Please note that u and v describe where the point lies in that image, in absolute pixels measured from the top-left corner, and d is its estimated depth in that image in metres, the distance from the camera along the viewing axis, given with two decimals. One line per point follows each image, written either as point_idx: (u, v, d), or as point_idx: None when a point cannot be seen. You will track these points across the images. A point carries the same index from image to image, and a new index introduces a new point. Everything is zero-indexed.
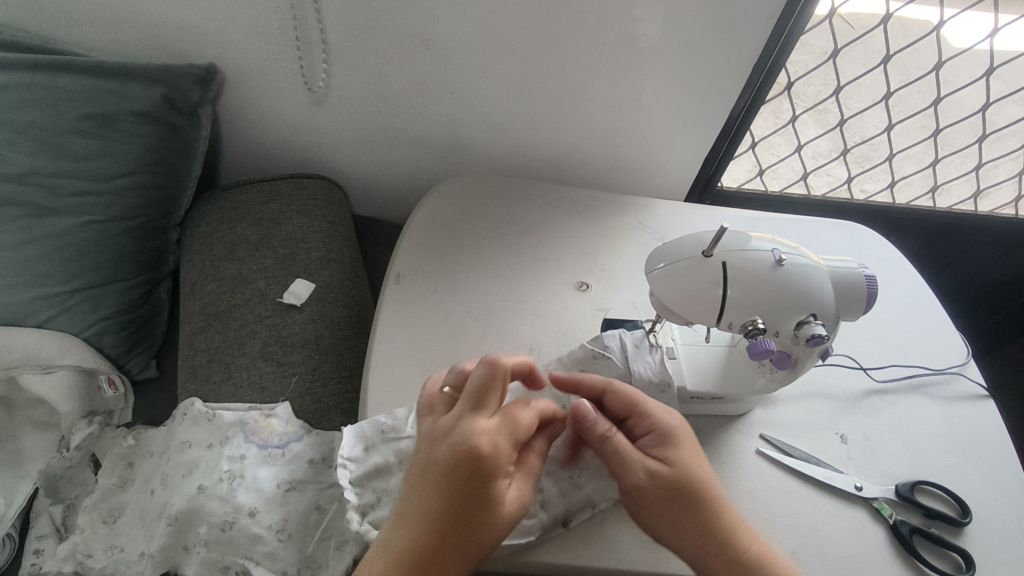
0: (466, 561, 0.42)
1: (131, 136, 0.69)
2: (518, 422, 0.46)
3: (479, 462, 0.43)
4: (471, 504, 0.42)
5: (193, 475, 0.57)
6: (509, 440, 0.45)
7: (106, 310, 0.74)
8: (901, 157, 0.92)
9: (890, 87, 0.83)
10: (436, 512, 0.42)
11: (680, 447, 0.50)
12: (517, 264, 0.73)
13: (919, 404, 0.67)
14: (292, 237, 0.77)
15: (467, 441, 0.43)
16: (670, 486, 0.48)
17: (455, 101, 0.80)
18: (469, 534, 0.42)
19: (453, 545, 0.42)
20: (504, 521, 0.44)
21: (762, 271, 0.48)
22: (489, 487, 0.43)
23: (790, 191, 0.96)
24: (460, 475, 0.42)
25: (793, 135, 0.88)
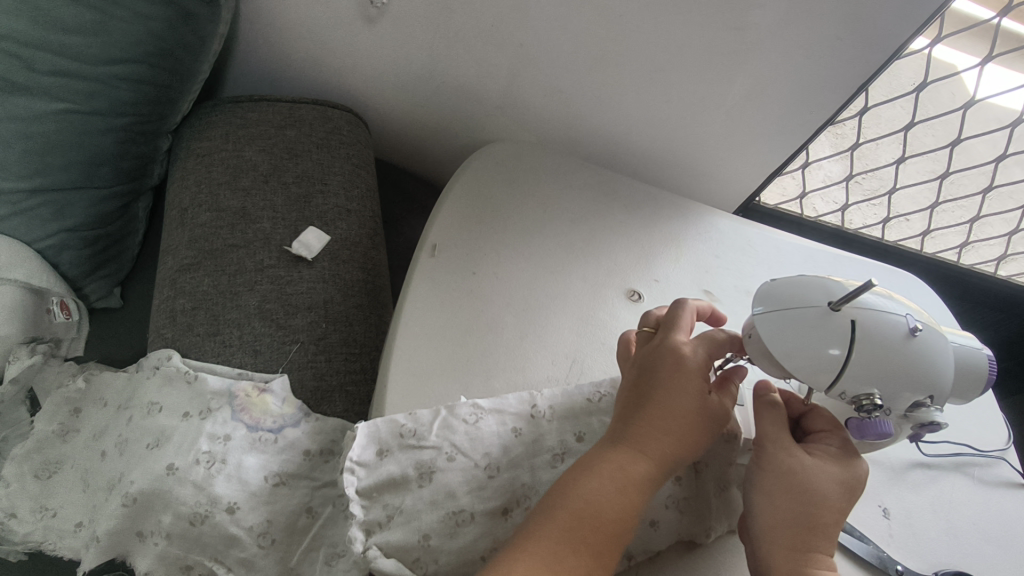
0: (665, 452, 0.42)
1: (135, 16, 0.54)
2: (715, 338, 0.46)
3: (679, 361, 0.44)
4: (670, 394, 0.43)
5: (162, 449, 0.47)
6: (706, 348, 0.46)
7: (69, 221, 0.62)
8: (945, 209, 0.82)
9: (964, 132, 0.74)
10: (644, 401, 0.44)
11: (846, 473, 0.45)
12: (564, 254, 0.65)
13: (962, 485, 0.63)
14: (308, 174, 0.65)
15: (673, 345, 0.45)
16: (804, 480, 0.44)
17: (521, 54, 0.69)
18: (675, 428, 0.43)
19: (658, 429, 0.42)
20: (706, 422, 0.43)
21: (894, 340, 0.41)
22: (680, 388, 0.43)
23: (827, 219, 0.88)
24: (665, 373, 0.44)
25: (848, 163, 0.79)
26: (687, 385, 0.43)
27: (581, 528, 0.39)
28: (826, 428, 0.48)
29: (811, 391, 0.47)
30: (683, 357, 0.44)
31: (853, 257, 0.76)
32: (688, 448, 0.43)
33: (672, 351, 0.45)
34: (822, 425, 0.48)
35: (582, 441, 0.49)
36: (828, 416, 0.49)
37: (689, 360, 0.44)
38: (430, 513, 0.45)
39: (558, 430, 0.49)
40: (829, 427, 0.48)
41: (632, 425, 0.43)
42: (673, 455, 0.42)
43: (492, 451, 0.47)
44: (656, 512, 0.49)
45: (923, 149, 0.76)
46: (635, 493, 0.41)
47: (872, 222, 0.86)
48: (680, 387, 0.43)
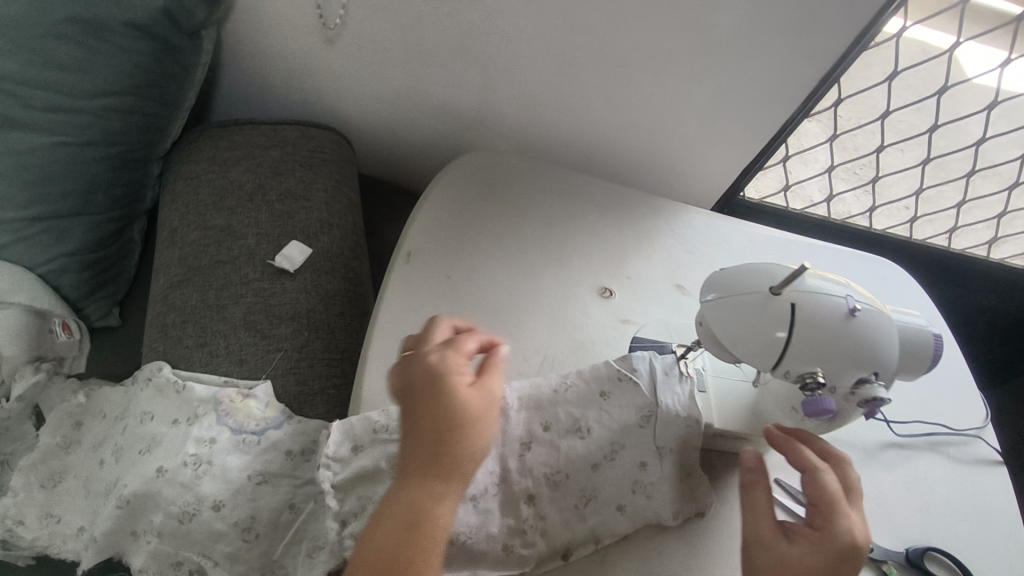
0: (438, 476, 0.40)
1: (119, 50, 0.59)
2: (464, 345, 0.44)
3: (427, 378, 0.41)
4: (432, 406, 0.41)
5: (152, 454, 0.51)
6: (446, 348, 0.43)
7: (69, 246, 0.65)
8: (930, 194, 0.86)
9: (940, 118, 0.78)
10: (409, 432, 0.41)
11: (828, 556, 0.42)
12: (537, 256, 0.67)
13: (935, 463, 0.64)
14: (291, 191, 0.69)
15: (416, 358, 0.43)
16: (780, 571, 0.42)
17: (490, 66, 0.72)
18: (442, 436, 0.40)
19: (427, 458, 0.40)
20: (471, 420, 0.41)
21: (833, 321, 0.43)
22: (437, 404, 0.40)
23: (812, 212, 0.90)
24: (423, 387, 0.41)
25: (829, 154, 0.83)
26: (440, 392, 0.41)
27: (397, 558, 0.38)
28: (818, 497, 0.44)
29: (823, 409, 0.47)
30: (431, 367, 0.42)
31: (827, 246, 0.78)
32: (464, 449, 0.40)
33: (420, 368, 0.42)
34: (815, 491, 0.45)
35: (548, 430, 0.51)
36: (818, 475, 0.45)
37: (434, 374, 0.41)
38: None
39: (529, 421, 0.52)
40: (821, 497, 0.44)
41: (411, 457, 0.41)
42: (450, 476, 0.40)
43: None
44: (623, 497, 0.51)
45: (899, 137, 0.81)
46: (417, 529, 0.39)
47: (862, 211, 0.89)
48: (435, 402, 0.40)
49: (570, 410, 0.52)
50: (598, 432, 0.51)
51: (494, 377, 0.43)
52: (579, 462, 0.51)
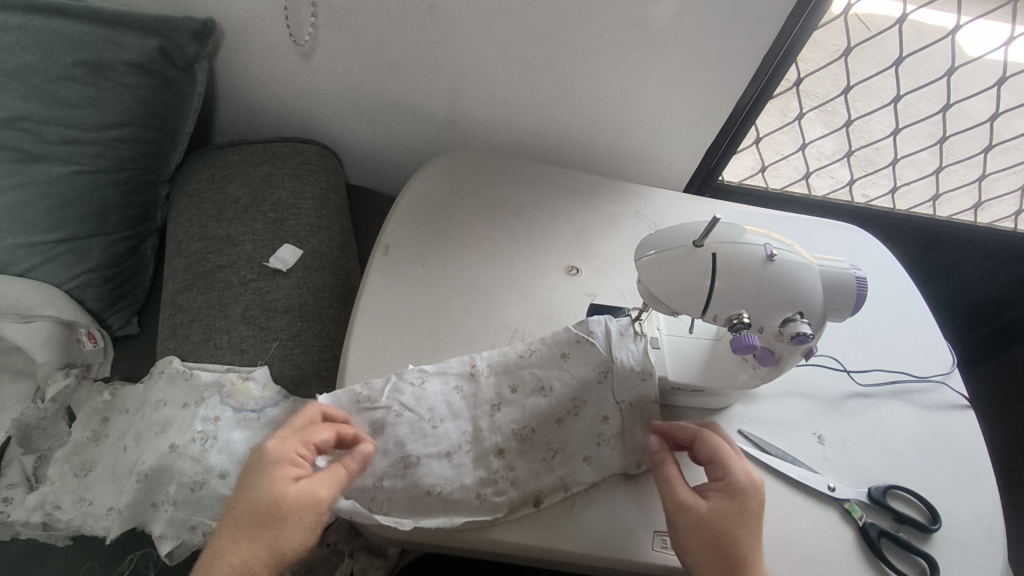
0: (241, 546, 0.41)
1: (123, 87, 0.69)
2: (314, 436, 0.47)
3: (262, 457, 0.45)
4: (252, 486, 0.43)
5: (166, 433, 0.57)
6: (295, 438, 0.47)
7: (89, 264, 0.73)
8: (905, 163, 0.98)
9: (901, 90, 0.89)
10: (235, 503, 0.44)
11: (734, 497, 0.48)
12: (508, 242, 0.72)
13: (900, 409, 0.67)
14: (282, 201, 0.76)
15: (261, 441, 0.47)
16: (705, 523, 0.47)
17: (456, 73, 0.79)
18: (257, 507, 0.43)
19: (242, 526, 0.42)
20: (286, 508, 0.43)
21: (751, 266, 0.48)
22: (264, 479, 0.44)
23: (791, 189, 1.02)
24: (253, 467, 0.45)
25: (799, 134, 0.94)
26: (263, 472, 0.44)
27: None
28: (711, 455, 0.51)
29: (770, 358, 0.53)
30: (269, 449, 0.46)
31: (789, 216, 0.83)
32: (275, 529, 0.42)
33: (262, 446, 0.46)
34: (707, 452, 0.51)
35: (515, 392, 0.57)
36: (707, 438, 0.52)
37: (269, 451, 0.45)
38: (382, 459, 0.53)
39: (497, 384, 0.57)
40: (713, 454, 0.51)
41: (234, 526, 0.43)
42: (254, 553, 0.41)
43: (435, 406, 0.56)
44: (589, 450, 0.56)
45: (868, 109, 0.91)
46: None
47: (840, 186, 1.01)
48: (262, 477, 0.44)
49: (534, 372, 0.58)
50: (559, 388, 0.57)
51: (335, 476, 0.46)
52: (544, 417, 0.56)
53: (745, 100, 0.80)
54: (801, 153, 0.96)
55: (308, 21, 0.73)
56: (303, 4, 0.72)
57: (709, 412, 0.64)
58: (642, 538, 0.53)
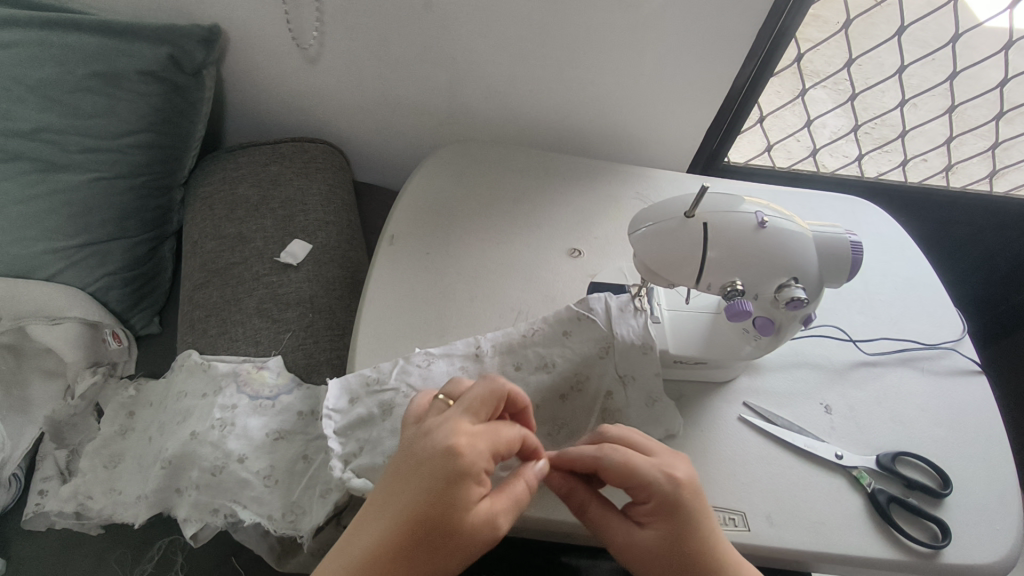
0: (429, 565, 0.37)
1: (136, 95, 0.72)
2: (502, 439, 0.41)
3: (462, 463, 0.38)
4: (447, 510, 0.37)
5: (186, 422, 0.60)
6: (486, 445, 0.40)
7: (111, 266, 0.76)
8: (914, 134, 0.97)
9: (905, 59, 0.88)
10: (409, 510, 0.38)
11: (666, 521, 0.44)
12: (510, 227, 0.73)
13: (909, 377, 0.67)
14: (291, 198, 0.78)
15: (445, 439, 0.39)
16: (648, 561, 0.44)
17: (455, 66, 0.80)
18: (429, 534, 0.37)
19: (423, 540, 0.37)
20: (475, 531, 0.38)
21: (743, 233, 0.48)
22: (463, 496, 0.38)
23: (799, 167, 1.01)
24: (442, 481, 0.38)
25: (803, 110, 0.93)
26: (446, 492, 0.37)
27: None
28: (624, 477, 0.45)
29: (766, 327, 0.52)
30: (462, 455, 0.39)
31: (793, 190, 0.83)
32: (460, 548, 0.38)
33: (453, 441, 0.39)
34: (615, 476, 0.45)
35: (519, 370, 0.58)
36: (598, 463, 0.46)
37: (469, 461, 0.39)
38: (392, 439, 0.54)
39: (501, 364, 0.59)
40: (623, 475, 0.45)
41: (399, 533, 0.37)
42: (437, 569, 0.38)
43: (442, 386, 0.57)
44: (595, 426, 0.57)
45: (872, 81, 0.90)
46: None
47: (848, 161, 1.00)
48: (461, 494, 0.38)
49: (537, 350, 0.59)
50: (561, 365, 0.58)
51: (512, 488, 0.42)
52: (549, 395, 0.58)
53: (743, 78, 0.80)
54: (807, 129, 0.95)
55: (308, 23, 0.75)
56: (304, 8, 0.74)
57: (714, 386, 0.65)
58: None
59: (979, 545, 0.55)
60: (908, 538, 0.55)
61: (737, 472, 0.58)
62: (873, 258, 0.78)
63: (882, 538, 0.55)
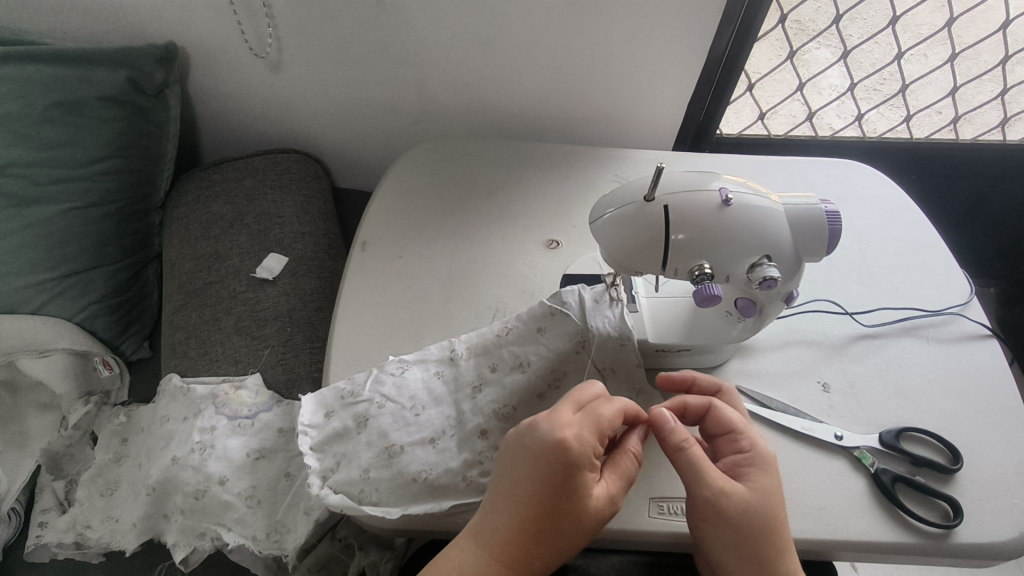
0: (559, 543, 0.44)
1: (100, 121, 0.71)
2: (602, 419, 0.46)
3: (566, 457, 0.43)
4: (565, 501, 0.43)
5: (169, 447, 0.59)
6: (592, 432, 0.45)
7: (95, 295, 0.77)
8: (917, 86, 0.92)
9: (898, 9, 0.82)
10: (523, 504, 0.44)
11: (768, 472, 0.48)
12: (486, 222, 0.71)
13: (912, 347, 0.63)
14: (266, 212, 0.78)
15: (554, 434, 0.44)
16: (747, 508, 0.46)
17: (419, 61, 0.78)
18: (551, 523, 0.43)
19: (542, 526, 0.43)
20: (587, 511, 0.44)
21: (706, 213, 0.45)
22: (574, 480, 0.43)
23: (796, 133, 0.96)
24: (562, 478, 0.43)
25: (794, 74, 0.87)
26: (565, 482, 0.43)
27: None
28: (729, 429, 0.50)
29: (749, 305, 0.51)
30: (566, 449, 0.43)
31: (781, 159, 0.79)
32: (578, 527, 0.44)
33: (552, 440, 0.44)
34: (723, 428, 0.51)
35: (494, 371, 0.57)
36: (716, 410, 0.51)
37: (573, 452, 0.44)
38: (368, 451, 0.53)
39: (476, 366, 0.58)
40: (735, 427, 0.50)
41: (525, 525, 0.43)
42: (566, 544, 0.44)
43: (417, 393, 0.56)
44: None
45: (860, 38, 0.84)
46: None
47: (846, 122, 0.96)
48: (568, 482, 0.43)
49: (511, 351, 0.57)
50: (537, 363, 0.57)
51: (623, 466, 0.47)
52: (526, 394, 0.57)
53: (721, 48, 0.77)
54: (802, 91, 0.90)
55: (265, 34, 0.74)
56: (258, 18, 0.72)
57: (705, 372, 0.62)
58: (636, 502, 0.52)
59: (995, 522, 0.52)
60: (917, 520, 0.52)
61: None
62: (870, 223, 0.74)
63: (889, 521, 0.52)
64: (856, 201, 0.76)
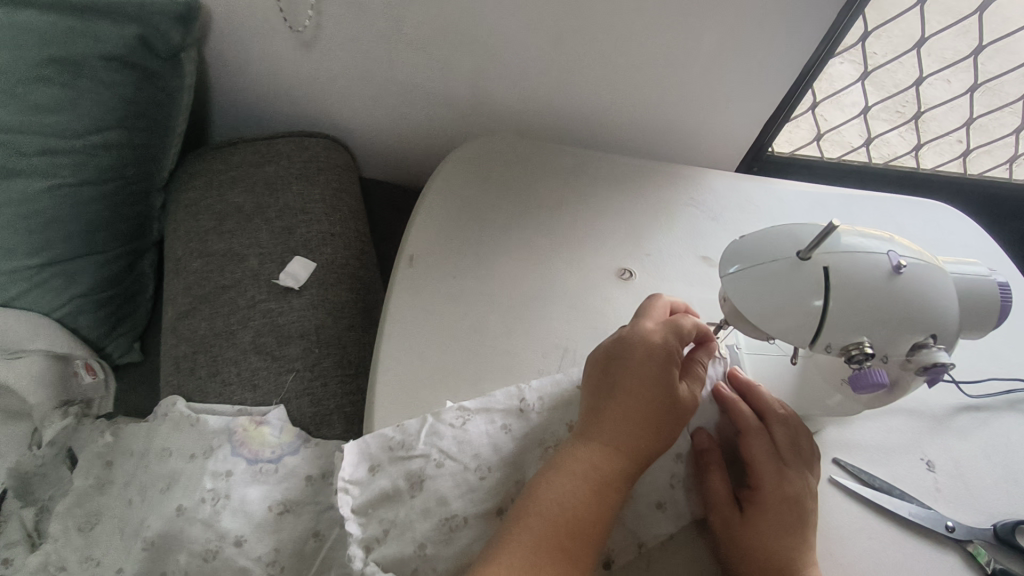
0: (645, 439, 0.45)
1: (102, 85, 0.59)
2: (682, 324, 0.49)
3: (650, 350, 0.47)
4: (653, 392, 0.45)
5: (172, 492, 0.50)
6: (674, 333, 0.48)
7: (80, 287, 0.66)
8: (980, 124, 0.81)
9: (984, 40, 0.72)
10: (609, 399, 0.46)
11: (789, 509, 0.46)
12: (549, 243, 0.63)
13: (1019, 424, 0.57)
14: (290, 207, 0.67)
15: (640, 337, 0.47)
16: (752, 546, 0.45)
17: (479, 50, 0.67)
18: (637, 417, 0.45)
19: (625, 420, 0.45)
20: (670, 405, 0.45)
21: (875, 281, 0.38)
22: (658, 375, 0.46)
23: (848, 159, 0.84)
24: (645, 367, 0.46)
25: (861, 96, 0.76)
26: (658, 375, 0.46)
27: (596, 494, 0.43)
28: (775, 452, 0.49)
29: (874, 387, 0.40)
30: (650, 343, 0.47)
31: (868, 195, 0.71)
32: (662, 423, 0.45)
33: (640, 339, 0.47)
34: (781, 437, 0.49)
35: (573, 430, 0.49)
36: (779, 429, 0.50)
37: (656, 346, 0.47)
38: (423, 522, 0.45)
39: (550, 421, 0.49)
40: (779, 447, 0.49)
41: (609, 419, 0.45)
42: (647, 444, 0.45)
43: (481, 451, 0.47)
44: (662, 494, 0.48)
45: (936, 67, 0.74)
46: (602, 491, 0.43)
47: (907, 150, 0.83)
48: (649, 375, 0.46)
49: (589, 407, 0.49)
50: None
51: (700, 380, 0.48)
52: None
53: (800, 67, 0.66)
54: (864, 117, 0.79)
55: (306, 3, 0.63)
56: None
57: None
58: None
59: None
60: None
61: (836, 550, 0.49)
62: None
63: None
64: (949, 252, 0.67)
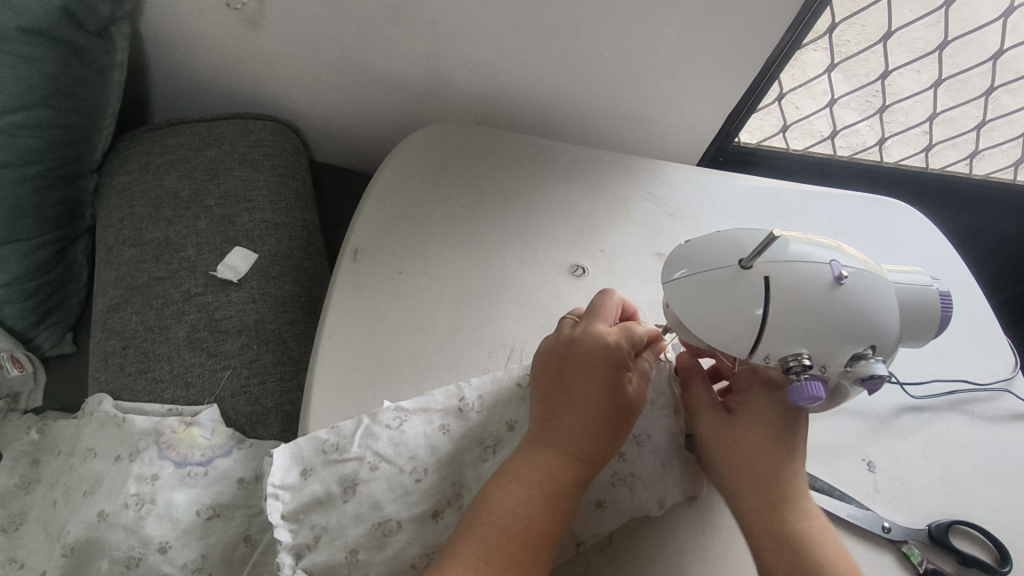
0: (596, 444, 0.44)
1: (22, 59, 0.53)
2: (632, 329, 0.48)
3: (603, 354, 0.46)
4: (605, 397, 0.45)
5: (95, 494, 0.48)
6: (625, 336, 0.47)
7: (4, 276, 0.62)
8: (942, 120, 0.80)
9: (949, 34, 0.71)
10: (559, 407, 0.45)
11: (770, 419, 0.47)
12: (500, 238, 0.61)
13: (960, 425, 0.57)
14: (231, 193, 0.64)
15: (591, 341, 0.46)
16: (734, 453, 0.46)
17: (434, 31, 0.64)
18: (587, 422, 0.44)
19: (576, 425, 0.44)
20: (622, 409, 0.45)
21: (815, 291, 0.38)
22: (609, 378, 0.45)
23: (813, 150, 0.84)
24: (598, 370, 0.45)
25: (826, 88, 0.76)
26: (611, 378, 0.45)
27: (549, 503, 0.42)
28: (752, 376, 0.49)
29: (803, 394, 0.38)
30: (601, 347, 0.46)
31: (824, 191, 0.71)
32: (614, 429, 0.44)
33: (593, 342, 0.46)
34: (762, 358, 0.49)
35: (513, 430, 0.48)
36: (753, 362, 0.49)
37: (609, 349, 0.46)
38: (355, 528, 0.43)
39: (490, 421, 0.48)
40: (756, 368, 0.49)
41: (559, 426, 0.44)
42: (597, 449, 0.44)
43: (418, 454, 0.46)
44: (602, 493, 0.47)
45: (903, 60, 0.73)
46: (552, 501, 0.42)
47: (870, 144, 0.83)
48: (600, 379, 0.45)
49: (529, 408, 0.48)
50: None
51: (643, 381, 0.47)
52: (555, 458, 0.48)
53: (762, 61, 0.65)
54: (830, 109, 0.78)
55: None
56: None
57: None
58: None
59: None
60: None
61: None
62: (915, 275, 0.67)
63: None
64: (899, 249, 0.67)
